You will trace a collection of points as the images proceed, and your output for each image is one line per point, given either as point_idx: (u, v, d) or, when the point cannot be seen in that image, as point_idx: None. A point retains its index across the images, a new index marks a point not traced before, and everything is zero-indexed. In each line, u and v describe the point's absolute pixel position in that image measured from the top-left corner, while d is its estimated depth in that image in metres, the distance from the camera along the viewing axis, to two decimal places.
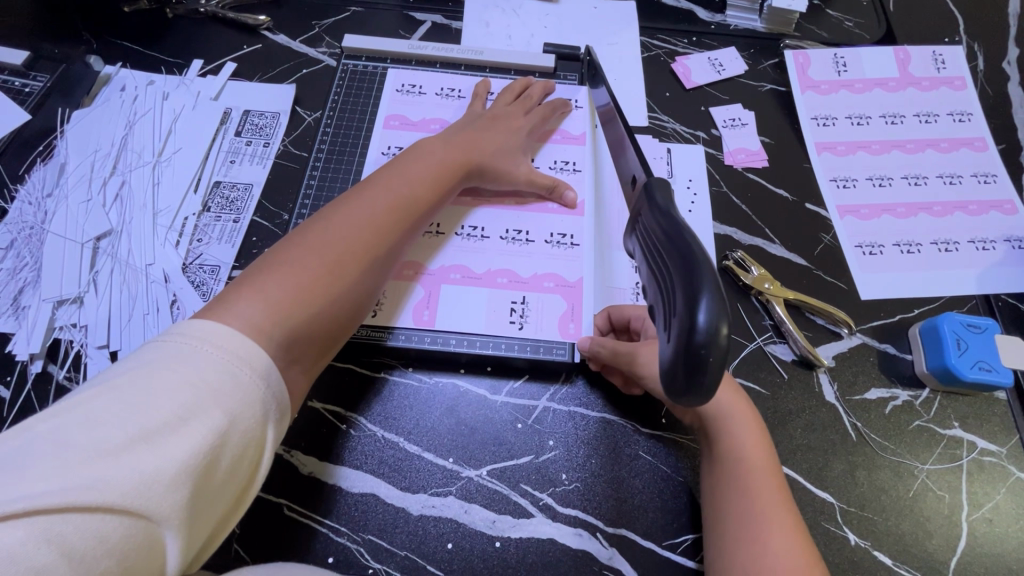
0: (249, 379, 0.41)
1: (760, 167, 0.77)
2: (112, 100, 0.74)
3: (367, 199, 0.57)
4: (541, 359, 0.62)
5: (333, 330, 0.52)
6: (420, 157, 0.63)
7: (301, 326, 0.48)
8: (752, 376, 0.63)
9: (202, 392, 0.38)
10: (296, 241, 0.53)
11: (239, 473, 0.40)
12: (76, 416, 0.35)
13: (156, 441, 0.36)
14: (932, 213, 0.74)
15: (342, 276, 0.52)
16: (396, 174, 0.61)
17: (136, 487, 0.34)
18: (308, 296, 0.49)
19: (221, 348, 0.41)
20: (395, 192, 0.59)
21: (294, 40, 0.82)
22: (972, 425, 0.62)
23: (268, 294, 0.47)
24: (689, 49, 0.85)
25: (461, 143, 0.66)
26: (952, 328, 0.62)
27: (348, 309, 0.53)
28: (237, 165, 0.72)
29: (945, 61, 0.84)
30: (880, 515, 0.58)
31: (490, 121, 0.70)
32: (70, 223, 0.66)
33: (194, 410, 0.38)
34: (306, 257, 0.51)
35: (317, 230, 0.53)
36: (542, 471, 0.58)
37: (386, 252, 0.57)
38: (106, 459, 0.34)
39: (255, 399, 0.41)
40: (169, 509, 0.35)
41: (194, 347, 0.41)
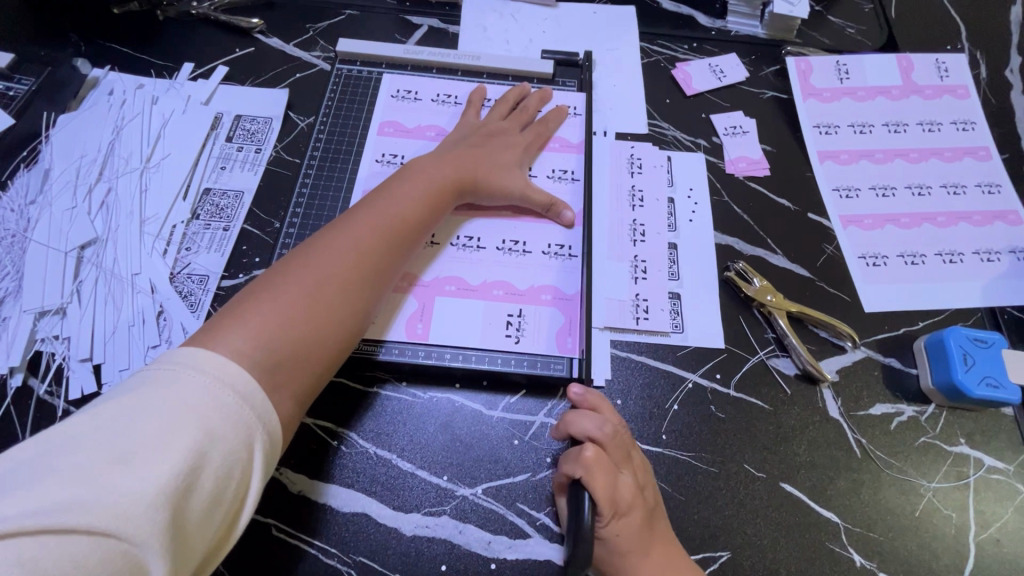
0: (232, 400, 0.41)
1: (762, 176, 0.75)
2: (99, 104, 0.72)
3: (356, 222, 0.56)
4: (538, 374, 0.60)
5: (325, 355, 0.50)
6: (413, 176, 0.62)
7: (288, 352, 0.47)
8: (753, 391, 0.62)
9: (183, 414, 0.38)
10: (286, 266, 0.52)
11: (226, 497, 0.39)
12: (64, 439, 0.36)
13: (135, 463, 0.36)
14: (936, 224, 0.72)
15: (331, 299, 0.51)
16: (387, 194, 0.60)
17: (114, 510, 0.34)
18: (295, 321, 0.48)
19: (204, 369, 0.41)
20: (384, 211, 0.58)
21: (287, 44, 0.81)
22: (978, 442, 0.60)
23: (253, 320, 0.47)
24: (689, 55, 0.84)
25: (456, 160, 0.65)
26: (958, 343, 0.61)
27: (341, 332, 0.52)
28: (227, 171, 0.70)
29: (947, 68, 0.83)
30: (886, 535, 0.56)
31: (485, 138, 0.69)
32: (54, 231, 0.64)
33: (173, 432, 0.37)
34: (293, 282, 0.50)
35: (304, 256, 0.53)
36: (539, 489, 0.56)
37: (378, 272, 0.55)
38: (86, 481, 0.34)
39: (238, 421, 0.40)
40: (149, 533, 0.35)
41: (177, 370, 0.40)
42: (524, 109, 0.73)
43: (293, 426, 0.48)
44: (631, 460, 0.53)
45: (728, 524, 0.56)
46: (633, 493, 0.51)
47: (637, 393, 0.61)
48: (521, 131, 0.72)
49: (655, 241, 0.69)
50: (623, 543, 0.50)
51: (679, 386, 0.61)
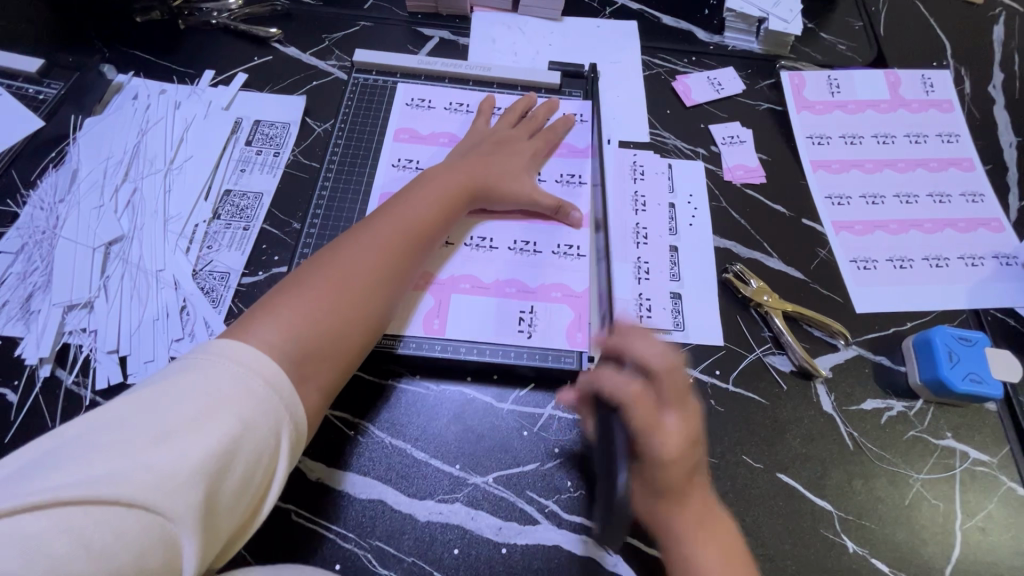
0: (263, 389, 0.43)
1: (758, 183, 0.79)
2: (124, 108, 0.75)
3: (376, 225, 0.60)
4: (548, 367, 0.63)
5: (351, 350, 0.53)
6: (428, 183, 0.65)
7: (317, 346, 0.50)
8: (751, 386, 0.65)
9: (216, 398, 0.40)
10: (312, 267, 0.55)
11: (254, 480, 0.41)
12: (102, 420, 0.38)
13: (172, 441, 0.38)
14: (923, 230, 0.76)
15: (356, 297, 0.54)
16: (403, 200, 0.63)
17: (151, 483, 0.35)
18: (323, 317, 0.51)
19: (236, 358, 0.43)
20: (401, 216, 0.61)
21: (304, 53, 0.84)
22: (964, 436, 0.64)
23: (285, 315, 0.49)
24: (688, 69, 0.88)
25: (469, 168, 0.68)
26: (944, 341, 0.64)
27: (365, 328, 0.55)
28: (247, 173, 0.73)
29: (933, 84, 0.88)
30: (877, 523, 0.59)
31: (496, 145, 0.72)
32: (82, 229, 0.67)
33: (207, 414, 0.39)
34: (321, 281, 0.53)
35: (327, 256, 0.56)
36: (547, 478, 0.59)
37: (398, 272, 0.58)
38: (125, 456, 0.36)
39: (268, 408, 0.42)
40: (183, 507, 0.36)
41: (211, 359, 0.43)
42: (533, 118, 0.77)
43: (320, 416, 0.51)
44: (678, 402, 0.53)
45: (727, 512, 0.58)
46: (678, 439, 0.51)
47: None
48: (529, 138, 0.75)
49: (657, 244, 0.72)
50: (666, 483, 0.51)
51: None
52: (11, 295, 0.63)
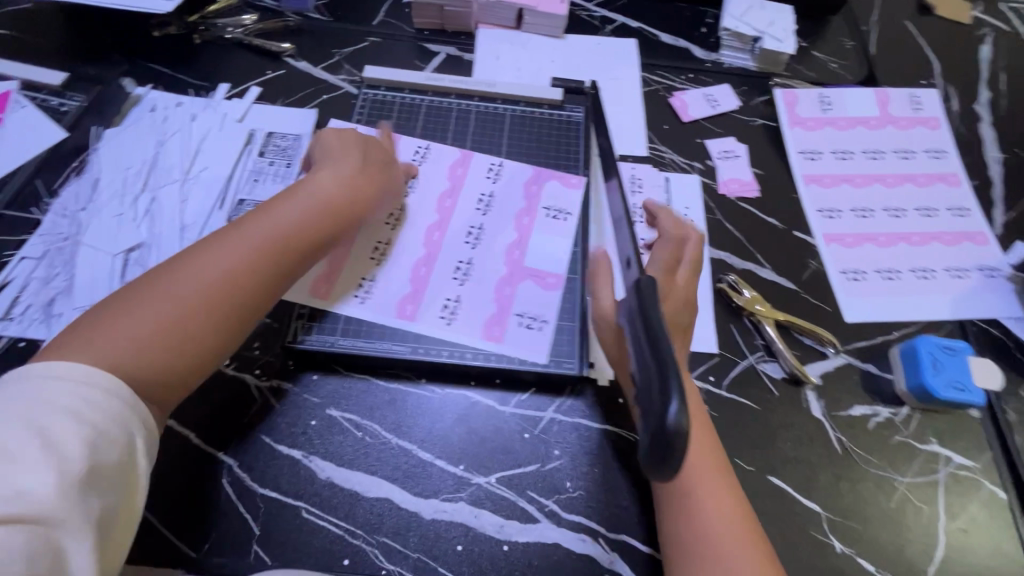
0: (99, 404, 0.45)
1: (752, 197, 0.82)
2: (143, 119, 0.78)
3: (233, 241, 0.57)
4: (550, 371, 0.65)
5: (185, 375, 0.52)
6: (297, 194, 0.62)
7: (136, 370, 0.49)
8: (744, 392, 0.67)
9: (64, 417, 0.43)
10: (146, 283, 0.53)
11: (123, 477, 0.45)
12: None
13: (16, 464, 0.40)
14: (910, 243, 0.79)
15: (190, 318, 0.52)
16: (265, 212, 0.60)
17: (22, 502, 0.39)
18: (148, 340, 0.50)
19: (65, 377, 0.45)
20: (266, 230, 0.58)
21: (316, 67, 0.87)
22: (948, 441, 0.66)
23: (100, 338, 0.49)
24: (686, 85, 0.91)
25: (351, 179, 0.66)
26: (929, 350, 0.67)
27: (205, 349, 0.53)
28: (260, 183, 0.76)
29: (921, 102, 0.91)
30: (863, 524, 0.61)
31: (384, 161, 0.71)
32: (103, 236, 0.69)
33: (55, 431, 0.42)
34: (150, 300, 0.52)
35: (169, 276, 0.54)
36: (547, 479, 0.61)
37: (249, 290, 0.56)
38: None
39: (113, 414, 0.45)
40: (69, 511, 0.41)
41: (35, 383, 0.44)
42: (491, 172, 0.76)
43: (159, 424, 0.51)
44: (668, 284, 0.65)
45: None
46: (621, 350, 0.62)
47: None
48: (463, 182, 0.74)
49: None
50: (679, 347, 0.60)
51: None
52: (34, 299, 0.65)
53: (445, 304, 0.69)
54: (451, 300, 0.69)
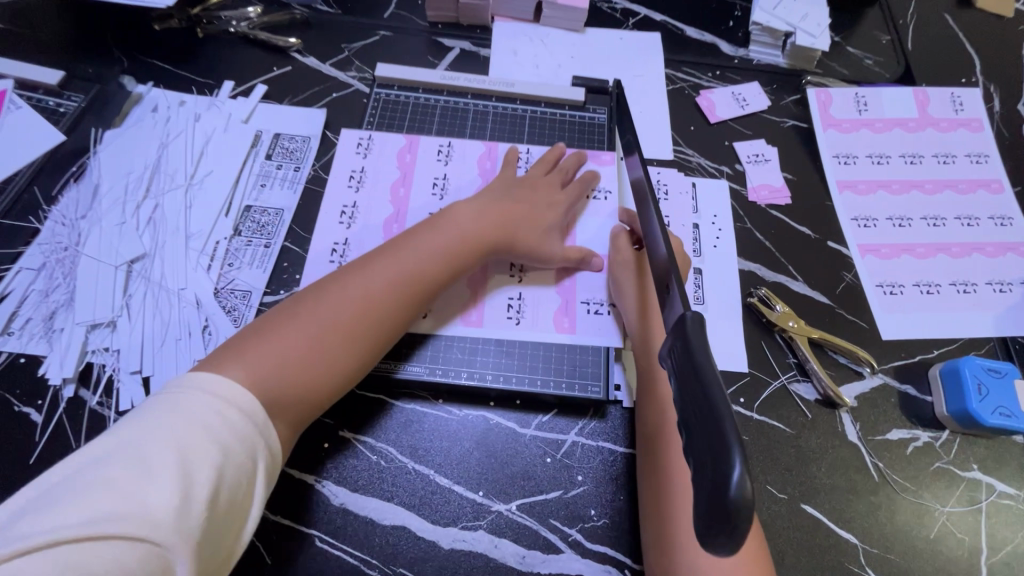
0: (237, 419, 0.48)
1: (783, 204, 0.78)
2: (144, 120, 0.75)
3: (377, 270, 0.60)
4: (572, 395, 0.63)
5: (320, 394, 0.55)
6: (439, 228, 0.64)
7: (278, 393, 0.52)
8: (776, 414, 0.64)
9: (198, 433, 0.45)
10: (295, 307, 0.57)
11: (237, 503, 0.46)
12: (90, 466, 0.42)
13: (154, 474, 0.42)
14: (950, 254, 0.75)
15: (328, 347, 0.55)
16: (402, 246, 0.62)
17: (144, 518, 0.40)
18: (291, 364, 0.53)
19: (213, 392, 0.48)
20: (405, 265, 0.60)
21: (324, 64, 0.83)
22: (990, 468, 0.63)
23: (254, 357, 0.52)
24: (712, 83, 0.87)
25: (495, 217, 0.66)
26: (973, 373, 0.64)
27: (338, 374, 0.56)
28: (267, 189, 0.72)
29: (961, 102, 0.86)
30: (902, 556, 0.58)
31: (530, 188, 0.69)
32: (104, 246, 0.66)
33: (191, 449, 0.44)
34: (297, 326, 0.55)
35: (321, 296, 0.58)
36: (570, 507, 0.58)
37: (383, 323, 0.58)
38: (116, 496, 0.40)
39: (243, 436, 0.47)
40: (180, 532, 0.41)
41: (186, 395, 0.47)
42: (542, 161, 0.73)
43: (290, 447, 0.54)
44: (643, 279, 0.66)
45: None
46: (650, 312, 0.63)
47: None
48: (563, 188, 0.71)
49: None
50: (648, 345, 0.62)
51: None
52: (34, 313, 0.63)
53: (509, 304, 0.67)
54: (515, 298, 0.67)
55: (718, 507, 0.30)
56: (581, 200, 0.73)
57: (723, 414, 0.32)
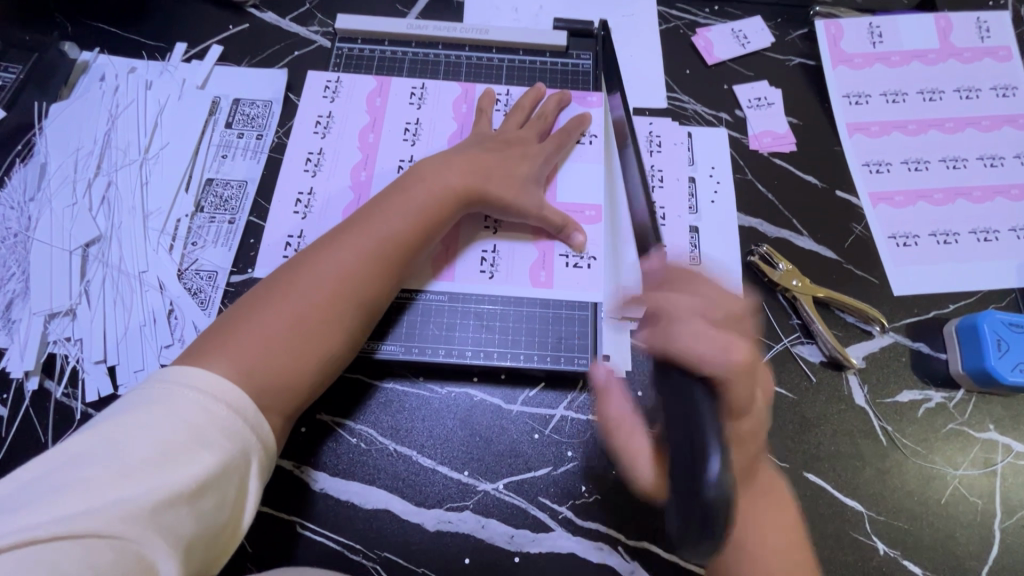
0: (226, 414, 0.44)
1: (788, 152, 0.71)
2: (91, 91, 0.69)
3: (353, 240, 0.54)
4: (559, 369, 0.59)
5: (309, 380, 0.50)
6: (414, 186, 0.58)
7: (269, 383, 0.47)
8: (778, 378, 0.61)
9: (181, 429, 0.41)
10: (272, 290, 0.52)
11: (227, 502, 0.42)
12: (64, 461, 0.38)
13: (136, 471, 0.38)
14: (970, 199, 0.69)
15: (313, 328, 0.51)
16: (376, 211, 0.57)
17: (122, 517, 0.36)
18: (278, 350, 0.49)
19: (195, 385, 0.44)
20: (382, 231, 0.55)
21: (284, 19, 0.76)
22: (1007, 427, 0.59)
23: (237, 348, 0.47)
24: (710, 20, 0.79)
25: (467, 164, 0.60)
26: (992, 328, 0.59)
27: (327, 355, 0.51)
28: (229, 160, 0.67)
29: (989, 27, 0.77)
30: (911, 523, 0.56)
31: (503, 144, 0.63)
32: (57, 229, 0.63)
33: (173, 447, 0.40)
34: (276, 310, 0.50)
35: (296, 276, 0.52)
36: (561, 484, 0.56)
37: (369, 295, 0.53)
38: (90, 494, 0.36)
39: (231, 432, 0.43)
40: (161, 531, 0.38)
41: (167, 389, 0.43)
42: (517, 109, 0.67)
43: (285, 437, 0.50)
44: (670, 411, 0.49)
45: None
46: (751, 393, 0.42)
47: None
48: (540, 141, 0.65)
49: (675, 225, 0.67)
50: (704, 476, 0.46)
51: None
52: None
53: (483, 258, 0.63)
54: (489, 251, 0.63)
55: (697, 500, 0.35)
56: (564, 150, 0.67)
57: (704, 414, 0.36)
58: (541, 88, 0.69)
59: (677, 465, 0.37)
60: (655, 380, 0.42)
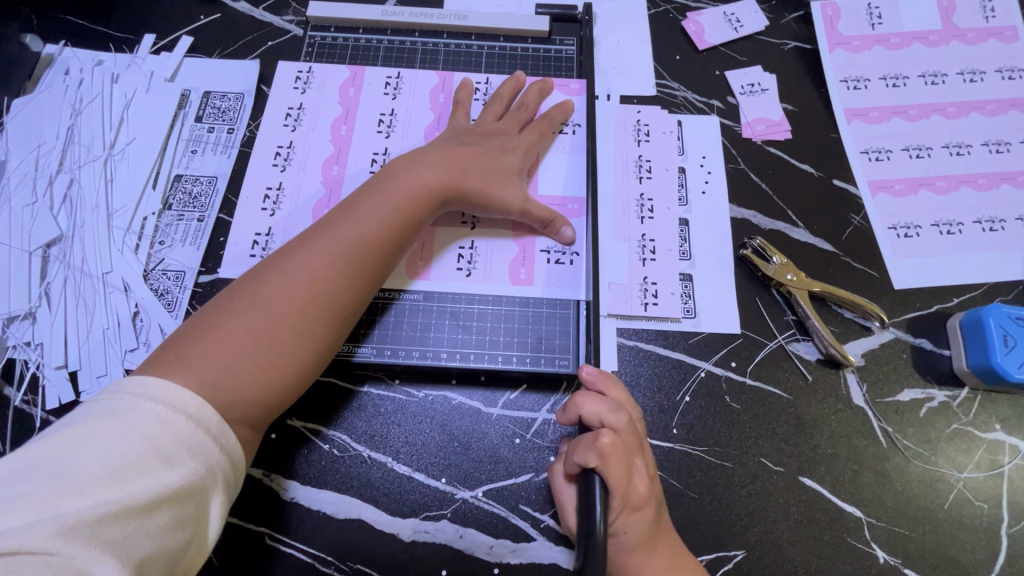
0: (185, 425, 0.41)
1: (782, 139, 0.68)
2: (55, 85, 0.67)
3: (325, 240, 0.51)
4: (542, 370, 0.56)
5: (279, 389, 0.47)
6: (390, 183, 0.55)
7: (234, 393, 0.44)
8: (772, 378, 0.58)
9: (135, 442, 0.38)
10: (238, 295, 0.48)
11: (187, 518, 0.39)
12: (9, 472, 0.36)
13: (85, 486, 0.36)
14: (974, 187, 0.66)
15: (282, 335, 0.47)
16: (351, 210, 0.53)
17: (68, 535, 0.34)
18: (247, 361, 0.45)
19: (152, 396, 0.41)
20: (357, 231, 0.52)
21: (256, 8, 0.73)
22: (1015, 427, 0.56)
23: (200, 358, 0.44)
24: (701, 3, 0.75)
25: (444, 158, 0.57)
26: (998, 323, 0.56)
27: (298, 363, 0.48)
28: (198, 155, 0.64)
29: (995, 6, 0.73)
30: (913, 529, 0.53)
31: (481, 134, 0.60)
32: (17, 229, 0.60)
33: (127, 461, 0.37)
34: (242, 316, 0.47)
35: (264, 280, 0.49)
36: (542, 490, 0.53)
37: (345, 299, 0.50)
38: (31, 510, 0.34)
39: (191, 443, 0.40)
40: (112, 550, 0.35)
41: (126, 398, 0.40)
42: (497, 97, 0.64)
43: (254, 448, 0.48)
44: (642, 449, 0.50)
45: (749, 516, 0.53)
46: (648, 485, 0.48)
47: (646, 385, 0.57)
48: (520, 130, 0.62)
49: (664, 217, 0.63)
50: (629, 540, 0.47)
51: (691, 375, 0.57)
52: None
53: (460, 255, 0.60)
54: (467, 248, 0.60)
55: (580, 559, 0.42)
56: (547, 138, 0.64)
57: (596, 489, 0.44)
58: (521, 76, 0.66)
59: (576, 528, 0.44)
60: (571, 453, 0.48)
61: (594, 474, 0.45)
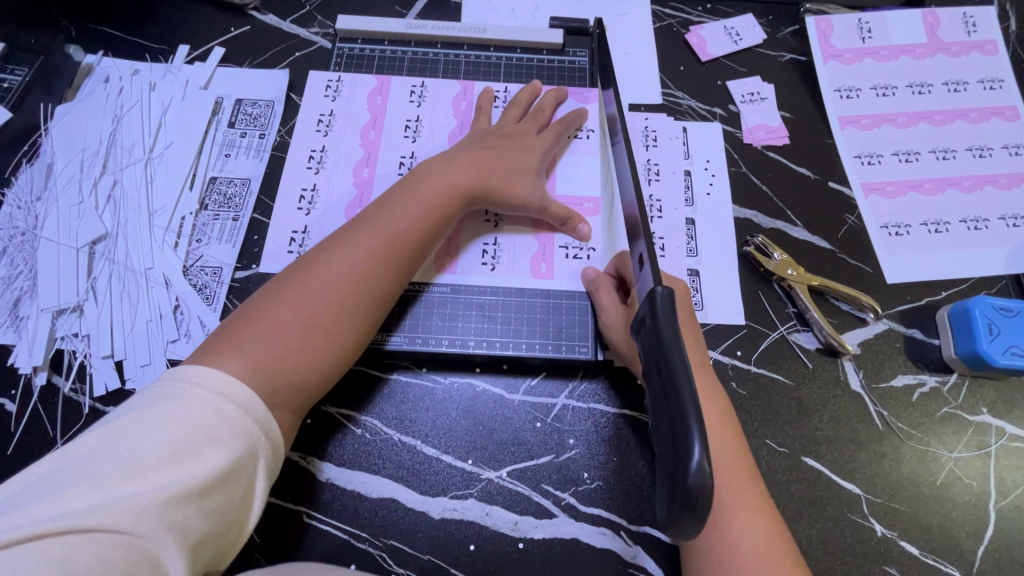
0: (236, 413, 0.43)
1: (780, 145, 0.73)
2: (96, 92, 0.71)
3: (361, 239, 0.55)
4: (561, 357, 0.60)
5: (319, 374, 0.51)
6: (420, 185, 0.59)
7: (282, 377, 0.48)
8: (774, 366, 0.62)
9: (192, 429, 0.41)
10: (282, 286, 0.52)
11: (234, 501, 0.42)
12: (73, 457, 0.38)
13: (146, 469, 0.38)
14: (960, 189, 0.70)
15: (323, 325, 0.51)
16: (383, 208, 0.57)
17: (133, 514, 0.36)
18: (294, 347, 0.49)
19: (205, 386, 0.44)
20: (390, 230, 0.55)
21: (284, 21, 0.77)
22: (1001, 410, 0.60)
23: (251, 344, 0.48)
24: (703, 18, 0.80)
25: (468, 162, 0.61)
26: (983, 312, 0.60)
27: (338, 351, 0.52)
28: (232, 158, 0.68)
29: (976, 22, 0.79)
30: (907, 505, 0.57)
31: (501, 139, 0.64)
32: (64, 228, 0.64)
33: (184, 446, 0.40)
34: (287, 307, 0.50)
35: (306, 274, 0.52)
36: (563, 470, 0.57)
37: (380, 293, 0.54)
38: (100, 491, 0.36)
39: (241, 430, 0.43)
40: (172, 529, 0.37)
41: (181, 388, 0.43)
42: (515, 104, 0.68)
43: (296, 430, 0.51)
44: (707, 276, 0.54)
45: None
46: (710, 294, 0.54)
47: None
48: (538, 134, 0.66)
49: (672, 217, 0.68)
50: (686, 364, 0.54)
51: None
52: None
53: (484, 251, 0.64)
54: (490, 245, 0.64)
55: (679, 485, 0.35)
56: (562, 142, 0.68)
57: (685, 398, 0.37)
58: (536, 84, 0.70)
59: (664, 446, 0.38)
60: (646, 359, 0.43)
61: (680, 378, 0.38)
